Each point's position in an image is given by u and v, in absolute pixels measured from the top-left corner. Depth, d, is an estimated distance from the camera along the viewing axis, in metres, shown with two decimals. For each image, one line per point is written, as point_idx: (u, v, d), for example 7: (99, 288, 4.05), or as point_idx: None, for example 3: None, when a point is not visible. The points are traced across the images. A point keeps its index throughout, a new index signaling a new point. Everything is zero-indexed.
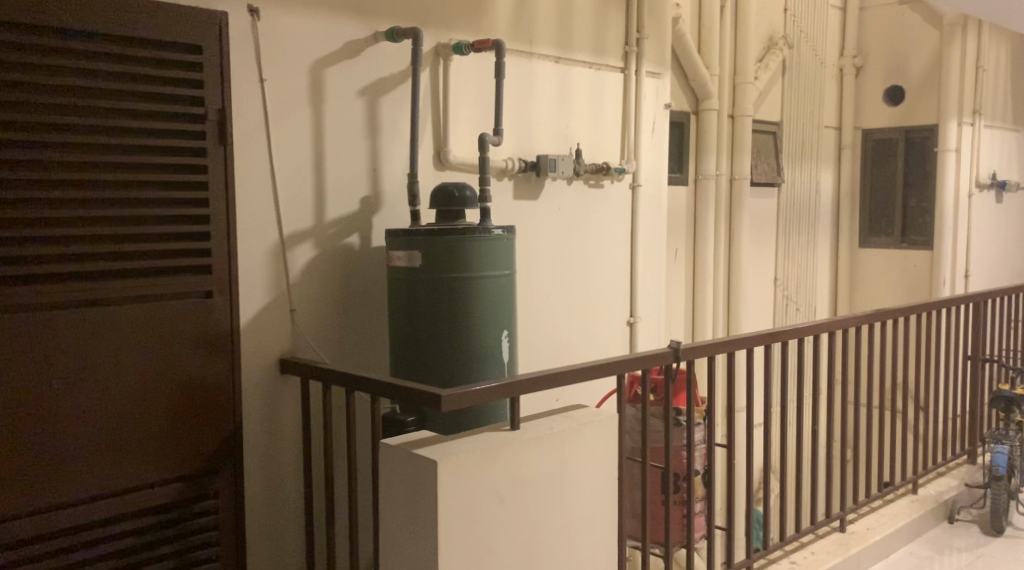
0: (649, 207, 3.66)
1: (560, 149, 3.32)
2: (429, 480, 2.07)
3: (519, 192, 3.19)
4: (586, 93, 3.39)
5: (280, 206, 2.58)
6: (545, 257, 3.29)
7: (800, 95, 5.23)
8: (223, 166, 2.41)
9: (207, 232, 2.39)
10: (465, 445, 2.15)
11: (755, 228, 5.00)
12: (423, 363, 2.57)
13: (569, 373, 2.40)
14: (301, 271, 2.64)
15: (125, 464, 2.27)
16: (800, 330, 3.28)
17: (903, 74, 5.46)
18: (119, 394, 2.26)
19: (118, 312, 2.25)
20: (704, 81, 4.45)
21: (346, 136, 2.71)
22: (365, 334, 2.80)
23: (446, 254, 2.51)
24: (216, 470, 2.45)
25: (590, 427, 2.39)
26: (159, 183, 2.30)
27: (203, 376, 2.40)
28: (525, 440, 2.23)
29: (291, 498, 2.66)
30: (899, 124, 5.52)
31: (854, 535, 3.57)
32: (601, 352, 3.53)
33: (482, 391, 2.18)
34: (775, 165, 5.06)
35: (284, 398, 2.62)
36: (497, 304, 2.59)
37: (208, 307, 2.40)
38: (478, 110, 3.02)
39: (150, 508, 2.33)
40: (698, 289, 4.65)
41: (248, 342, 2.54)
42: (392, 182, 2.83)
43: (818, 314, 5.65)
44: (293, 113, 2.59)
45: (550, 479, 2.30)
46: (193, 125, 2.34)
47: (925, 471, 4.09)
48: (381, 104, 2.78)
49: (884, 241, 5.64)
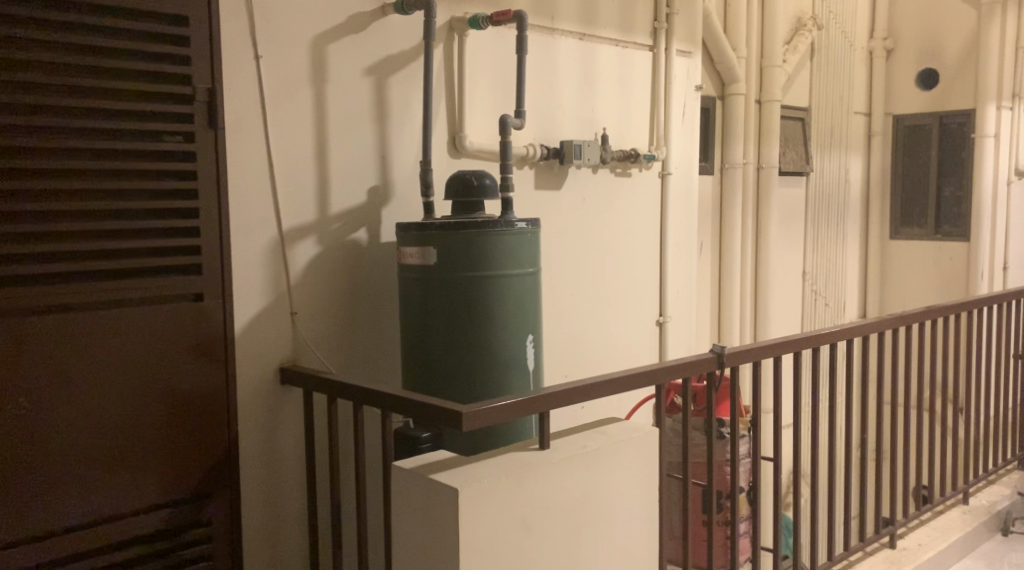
0: (679, 196, 3.39)
1: (585, 135, 3.04)
2: (450, 512, 1.80)
3: (542, 181, 2.92)
4: (612, 72, 3.11)
5: (278, 198, 2.32)
6: (570, 254, 3.02)
7: (830, 78, 4.94)
8: (213, 150, 2.14)
9: (195, 227, 2.12)
10: (490, 469, 1.89)
11: (783, 221, 4.71)
12: (438, 374, 2.31)
13: (605, 385, 2.13)
14: (302, 270, 2.38)
15: (110, 488, 2.02)
16: (850, 331, 2.99)
17: (938, 56, 5.14)
18: (116, 407, 2.02)
19: (112, 318, 2.00)
20: (730, 64, 4.16)
21: (352, 120, 2.44)
22: (373, 341, 2.54)
23: (464, 251, 2.25)
24: (211, 494, 2.19)
25: (629, 444, 2.13)
26: (141, 171, 2.03)
27: (201, 387, 2.16)
28: (556, 462, 1.97)
29: (293, 521, 2.40)
30: (933, 109, 5.20)
31: (905, 553, 3.30)
32: (630, 354, 3.26)
33: (507, 407, 1.92)
34: (804, 153, 4.77)
35: (284, 412, 2.36)
36: (521, 307, 2.32)
37: (198, 312, 2.14)
38: (497, 91, 2.75)
39: (150, 533, 2.09)
40: (725, 285, 4.37)
41: (243, 350, 2.28)
42: (402, 171, 2.56)
43: (848, 310, 5.36)
44: (292, 94, 2.33)
45: (585, 505, 2.03)
46: (179, 106, 2.08)
47: (976, 479, 3.81)
48: (390, 85, 2.51)
49: (917, 232, 5.33)
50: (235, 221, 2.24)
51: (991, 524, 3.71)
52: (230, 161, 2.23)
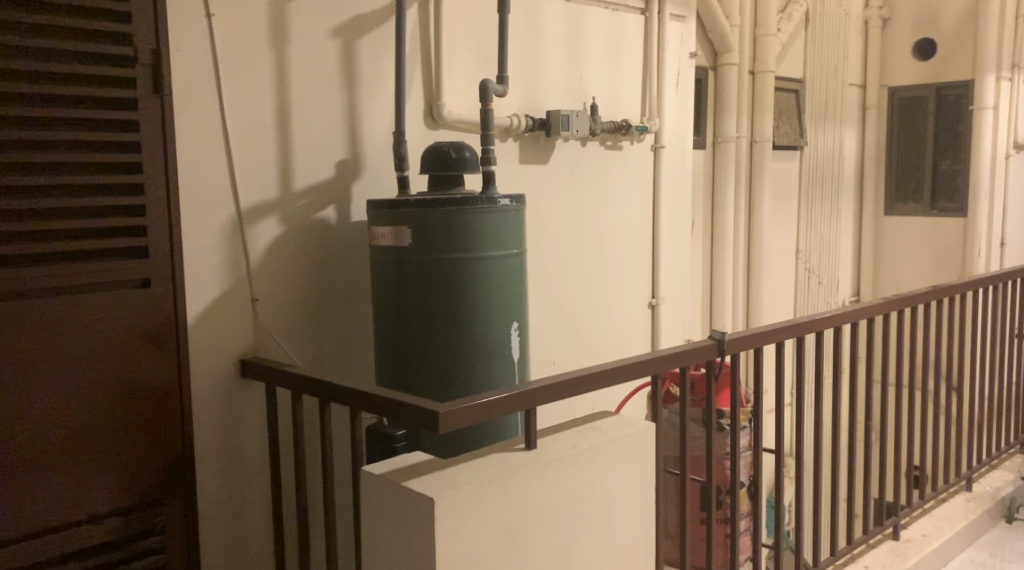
0: (672, 170, 3.18)
1: (573, 105, 2.83)
2: (426, 526, 1.61)
3: (526, 154, 2.71)
4: (601, 37, 2.89)
5: (236, 173, 2.10)
6: (556, 232, 2.81)
7: (825, 47, 4.71)
8: (160, 119, 1.91)
9: (141, 205, 1.90)
10: (471, 472, 1.69)
11: (776, 197, 4.52)
12: (414, 366, 2.10)
13: (597, 377, 1.94)
14: (264, 252, 2.16)
15: (50, 496, 1.81)
16: (858, 312, 2.80)
17: (935, 25, 4.86)
18: (55, 405, 1.81)
19: (49, 306, 1.79)
20: (723, 33, 3.93)
21: (318, 86, 2.23)
22: (342, 330, 2.33)
23: (442, 232, 2.04)
24: (163, 499, 1.98)
25: (624, 441, 1.93)
26: (78, 144, 1.80)
27: (151, 382, 1.95)
28: (544, 463, 1.77)
29: (258, 525, 2.20)
30: (929, 80, 4.93)
31: (909, 545, 3.13)
32: (621, 337, 3.07)
33: (489, 406, 1.72)
34: (798, 127, 4.57)
35: (247, 408, 2.15)
36: (505, 291, 2.12)
37: (147, 301, 1.92)
38: (478, 57, 2.53)
39: (98, 544, 1.89)
40: (717, 265, 4.18)
41: (198, 340, 2.06)
42: (374, 143, 2.34)
43: (841, 289, 5.15)
44: (249, 57, 2.10)
45: (575, 509, 1.84)
46: (120, 69, 1.85)
47: (981, 464, 3.65)
48: (360, 47, 2.29)
49: (912, 208, 5.08)
50: (187, 197, 2.02)
51: (995, 512, 3.56)
52: (180, 130, 2.01)
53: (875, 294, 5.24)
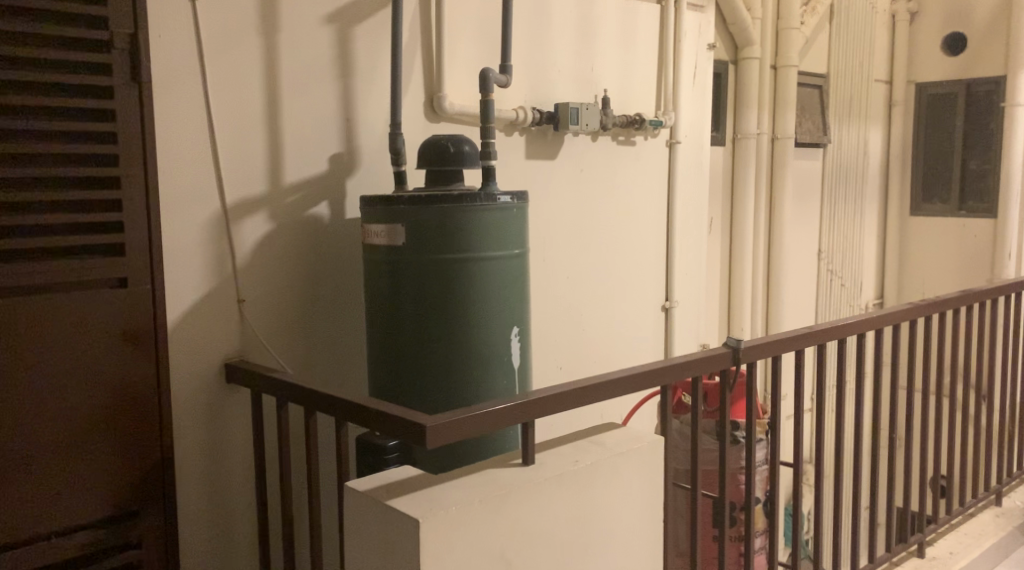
0: (688, 167, 3.04)
1: (583, 98, 2.70)
2: (410, 549, 1.49)
3: (534, 149, 2.58)
4: (613, 26, 2.76)
5: (222, 166, 1.98)
6: (563, 230, 2.68)
7: (851, 41, 4.54)
8: (138, 108, 1.80)
9: (117, 200, 1.79)
10: (461, 491, 1.57)
11: (797, 195, 4.36)
12: (407, 373, 1.98)
13: (602, 387, 1.80)
14: (251, 250, 2.05)
15: (13, 511, 1.70)
16: (883, 318, 2.66)
17: (966, 19, 4.66)
18: (13, 412, 1.69)
19: (9, 307, 1.67)
20: (744, 26, 3.78)
21: (310, 75, 2.11)
22: (334, 333, 2.21)
23: (438, 231, 1.91)
24: (138, 511, 1.87)
25: (629, 457, 1.80)
26: (47, 135, 1.69)
27: (125, 386, 1.83)
28: (541, 481, 1.64)
29: (242, 536, 2.08)
30: (959, 76, 4.73)
31: (935, 564, 2.97)
32: (631, 341, 2.93)
33: (482, 419, 1.59)
34: (821, 123, 4.41)
35: (231, 415, 2.04)
36: (505, 293, 1.99)
37: (122, 301, 1.81)
38: (482, 46, 2.41)
39: (67, 559, 1.78)
40: (736, 265, 4.03)
41: (180, 343, 1.95)
42: (370, 137, 2.22)
43: (865, 291, 4.98)
44: (236, 44, 1.99)
45: (576, 530, 1.71)
46: (94, 54, 1.74)
47: (1011, 478, 3.47)
48: (356, 35, 2.17)
49: (938, 209, 4.89)
50: (168, 192, 1.91)
51: None
52: (161, 121, 1.89)
53: (900, 297, 5.07)
